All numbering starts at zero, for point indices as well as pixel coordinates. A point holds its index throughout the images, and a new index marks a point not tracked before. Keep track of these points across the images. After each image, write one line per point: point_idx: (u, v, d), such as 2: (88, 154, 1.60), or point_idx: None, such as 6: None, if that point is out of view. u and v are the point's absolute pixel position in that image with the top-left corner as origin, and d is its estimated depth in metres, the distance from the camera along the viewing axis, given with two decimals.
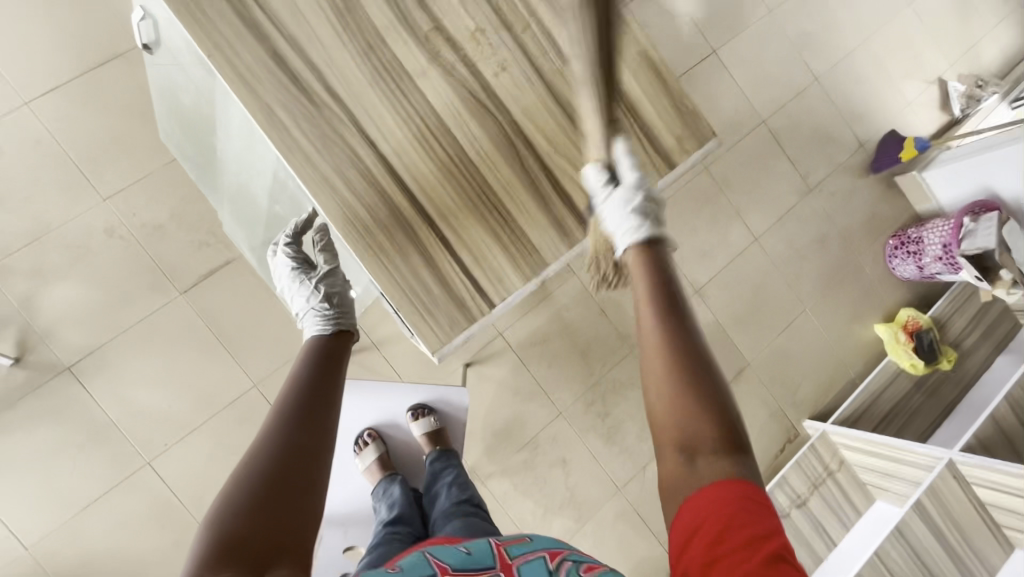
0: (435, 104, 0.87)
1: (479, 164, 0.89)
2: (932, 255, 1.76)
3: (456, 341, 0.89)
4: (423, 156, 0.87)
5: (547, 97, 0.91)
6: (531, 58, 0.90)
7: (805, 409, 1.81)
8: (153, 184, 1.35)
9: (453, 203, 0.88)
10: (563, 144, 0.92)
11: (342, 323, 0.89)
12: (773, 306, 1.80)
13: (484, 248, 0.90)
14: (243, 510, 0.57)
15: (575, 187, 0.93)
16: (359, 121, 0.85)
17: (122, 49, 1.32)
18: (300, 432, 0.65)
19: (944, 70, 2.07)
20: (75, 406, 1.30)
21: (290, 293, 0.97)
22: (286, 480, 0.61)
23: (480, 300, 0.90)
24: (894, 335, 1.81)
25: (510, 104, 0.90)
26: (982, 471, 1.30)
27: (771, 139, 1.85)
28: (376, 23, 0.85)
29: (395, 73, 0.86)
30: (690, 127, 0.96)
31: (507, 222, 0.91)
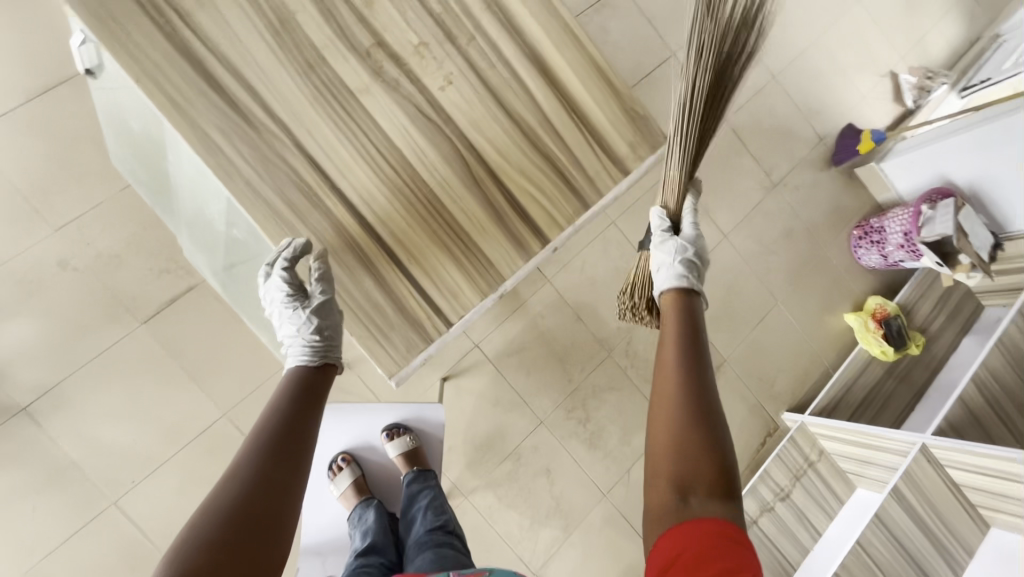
0: (381, 121, 0.86)
1: (430, 180, 0.88)
2: (894, 243, 1.81)
3: (414, 363, 0.88)
4: (371, 176, 0.86)
5: (496, 109, 0.90)
6: (478, 70, 0.89)
7: (782, 402, 1.83)
8: (106, 211, 1.30)
9: (405, 221, 0.87)
10: (513, 155, 0.91)
11: (330, 358, 0.86)
12: (745, 302, 1.83)
13: (439, 268, 0.89)
14: (209, 542, 0.58)
15: (529, 200, 0.91)
16: (303, 143, 0.83)
17: (67, 74, 1.27)
18: (274, 465, 0.67)
19: (895, 64, 2.14)
20: (33, 448, 1.24)
21: (282, 318, 0.88)
22: (256, 513, 0.62)
23: (437, 319, 0.88)
24: (864, 323, 1.85)
25: (458, 118, 0.89)
26: (954, 452, 1.33)
27: (734, 137, 1.88)
28: (319, 42, 0.83)
29: (338, 91, 0.84)
30: (642, 132, 0.96)
31: (460, 238, 0.89)
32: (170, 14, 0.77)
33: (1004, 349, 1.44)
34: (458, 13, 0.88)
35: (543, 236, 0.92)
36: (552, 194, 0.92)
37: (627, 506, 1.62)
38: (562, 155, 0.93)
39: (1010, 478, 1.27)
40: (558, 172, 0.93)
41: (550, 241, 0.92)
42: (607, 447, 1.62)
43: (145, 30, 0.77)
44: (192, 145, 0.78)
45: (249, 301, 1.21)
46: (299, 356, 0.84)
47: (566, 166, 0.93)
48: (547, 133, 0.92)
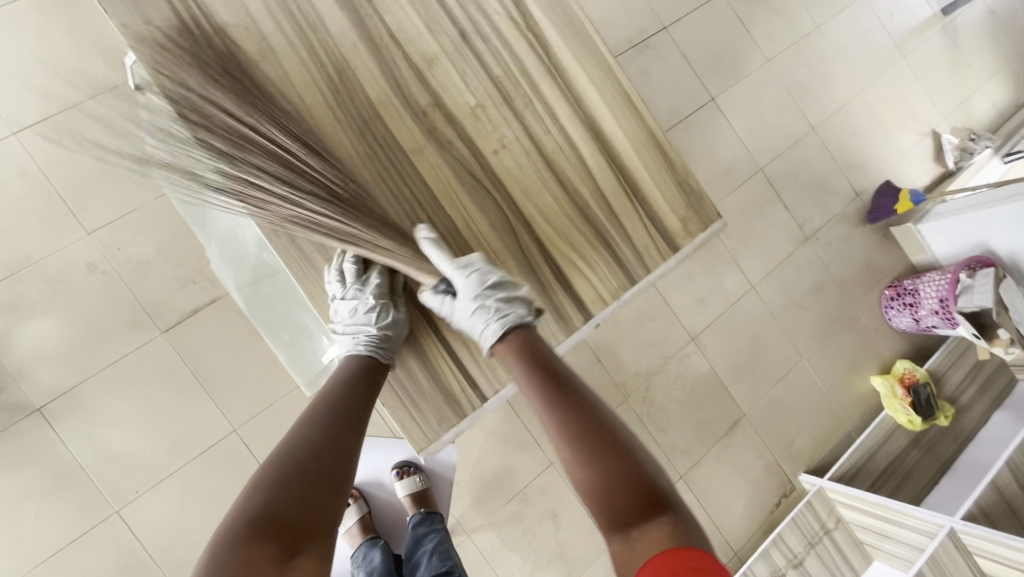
0: (432, 183, 0.79)
1: (473, 245, 0.80)
2: (928, 307, 1.76)
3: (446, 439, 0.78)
4: (415, 235, 0.79)
5: (550, 177, 0.82)
6: (534, 134, 0.82)
7: (801, 463, 1.77)
8: (141, 217, 1.32)
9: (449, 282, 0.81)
10: (563, 227, 0.82)
11: (384, 355, 0.76)
12: (770, 356, 1.78)
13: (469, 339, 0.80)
14: (269, 501, 0.59)
15: (577, 275, 0.83)
16: (344, 191, 0.74)
17: (119, 83, 1.31)
18: (331, 435, 0.67)
19: (938, 123, 2.11)
20: (42, 451, 1.23)
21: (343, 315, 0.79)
22: (311, 475, 0.62)
23: (472, 394, 0.79)
24: (891, 389, 1.79)
25: (510, 183, 0.81)
26: (984, 542, 1.26)
27: (769, 188, 1.86)
28: (365, 82, 0.76)
29: (382, 139, 0.77)
30: (693, 207, 0.87)
31: None
32: (232, 63, 0.71)
33: None
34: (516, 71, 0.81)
35: (588, 312, 0.83)
36: (600, 271, 0.84)
37: None
38: (612, 229, 0.84)
39: None
40: (607, 246, 0.84)
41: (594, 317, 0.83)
42: None
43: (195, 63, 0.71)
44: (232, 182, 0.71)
45: (272, 318, 1.17)
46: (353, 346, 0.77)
47: (614, 239, 0.84)
48: (598, 203, 0.84)
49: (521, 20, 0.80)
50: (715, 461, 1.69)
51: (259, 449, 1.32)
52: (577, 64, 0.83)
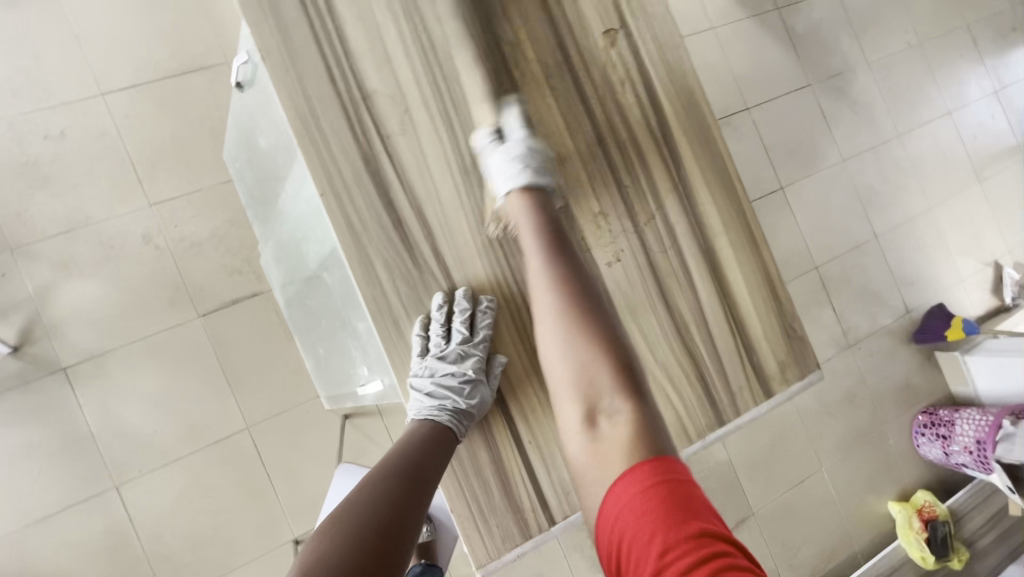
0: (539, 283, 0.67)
1: None
2: (961, 444, 1.69)
3: (506, 559, 0.62)
4: (510, 332, 0.67)
5: (657, 296, 0.69)
6: (646, 245, 0.69)
7: (800, 575, 1.70)
8: (204, 198, 1.32)
9: (537, 383, 0.66)
10: (661, 351, 0.68)
11: (459, 428, 0.64)
12: (789, 458, 1.73)
13: (557, 445, 0.65)
14: (337, 561, 0.47)
15: (666, 407, 0.67)
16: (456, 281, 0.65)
17: (214, 65, 1.33)
18: (405, 493, 0.56)
19: (1001, 255, 2.06)
20: (58, 411, 1.22)
21: (427, 366, 0.66)
22: (384, 524, 0.52)
23: (541, 516, 0.63)
24: (908, 519, 1.73)
25: (615, 294, 0.68)
26: None
27: (820, 287, 1.82)
28: (481, 128, 0.65)
29: (484, 193, 0.66)
30: (794, 356, 0.73)
31: None
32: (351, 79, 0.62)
33: None
34: (635, 167, 0.70)
35: None
36: (696, 409, 0.68)
37: None
38: (711, 367, 0.69)
39: None
40: (705, 387, 0.69)
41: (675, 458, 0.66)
42: None
43: (321, 88, 0.61)
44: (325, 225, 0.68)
45: (309, 333, 1.21)
46: (430, 410, 0.66)
47: (711, 380, 0.69)
48: (701, 337, 0.70)
49: (658, 134, 0.71)
50: None
51: (267, 451, 1.30)
52: (700, 178, 0.72)
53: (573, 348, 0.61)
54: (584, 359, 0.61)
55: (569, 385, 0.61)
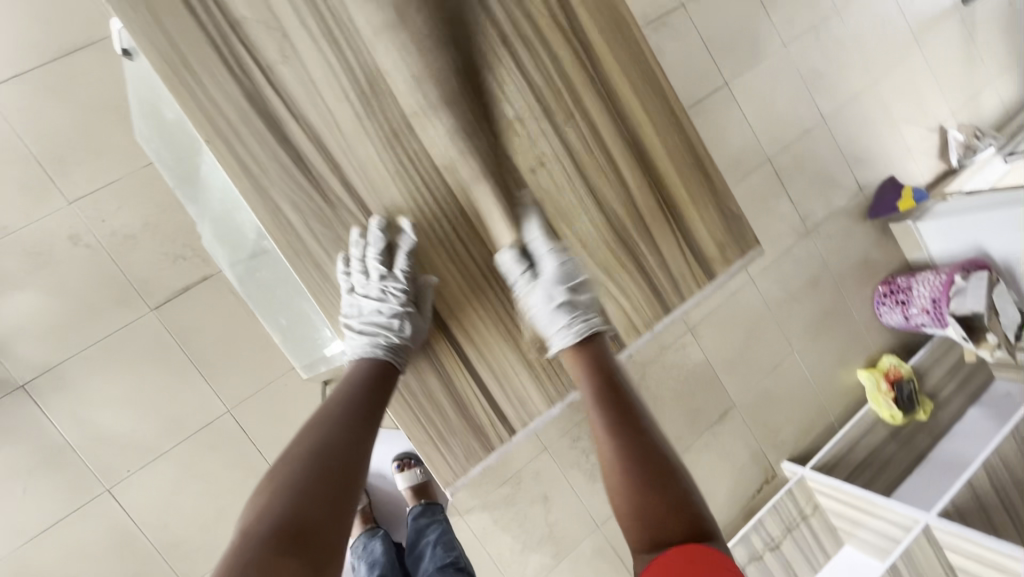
0: (465, 207, 0.66)
1: (500, 268, 0.68)
2: (918, 306, 1.78)
3: (471, 475, 0.69)
4: (444, 262, 0.67)
5: (586, 198, 0.69)
6: (572, 150, 0.68)
7: (784, 452, 1.83)
8: (127, 187, 1.24)
9: (480, 306, 0.69)
10: (597, 255, 0.71)
11: (395, 360, 0.68)
12: (763, 347, 1.80)
13: (507, 360, 0.69)
14: (285, 511, 0.54)
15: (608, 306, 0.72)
16: (370, 213, 0.64)
17: (100, 39, 1.21)
18: (348, 437, 0.62)
19: (945, 118, 2.08)
20: (28, 428, 1.20)
21: (354, 303, 0.69)
22: (329, 475, 0.59)
23: (500, 428, 0.69)
24: (876, 383, 1.84)
25: (545, 208, 0.68)
26: (957, 539, 1.29)
27: (775, 178, 1.83)
28: (368, 42, 0.60)
29: (392, 117, 0.62)
30: (732, 234, 0.76)
31: (531, 333, 0.70)
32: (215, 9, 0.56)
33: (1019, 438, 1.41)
34: (547, 67, 0.66)
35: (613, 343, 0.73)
36: (636, 302, 0.73)
37: (618, 538, 1.62)
38: (650, 261, 0.72)
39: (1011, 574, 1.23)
40: (643, 281, 0.72)
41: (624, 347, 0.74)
42: None
43: (185, 29, 0.56)
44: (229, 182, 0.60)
45: (268, 306, 1.14)
46: (366, 346, 0.70)
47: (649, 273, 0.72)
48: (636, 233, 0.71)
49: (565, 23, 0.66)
50: (704, 448, 1.73)
51: (253, 430, 1.31)
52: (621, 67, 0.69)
53: (625, 462, 0.67)
54: (632, 477, 0.66)
55: (620, 483, 0.67)
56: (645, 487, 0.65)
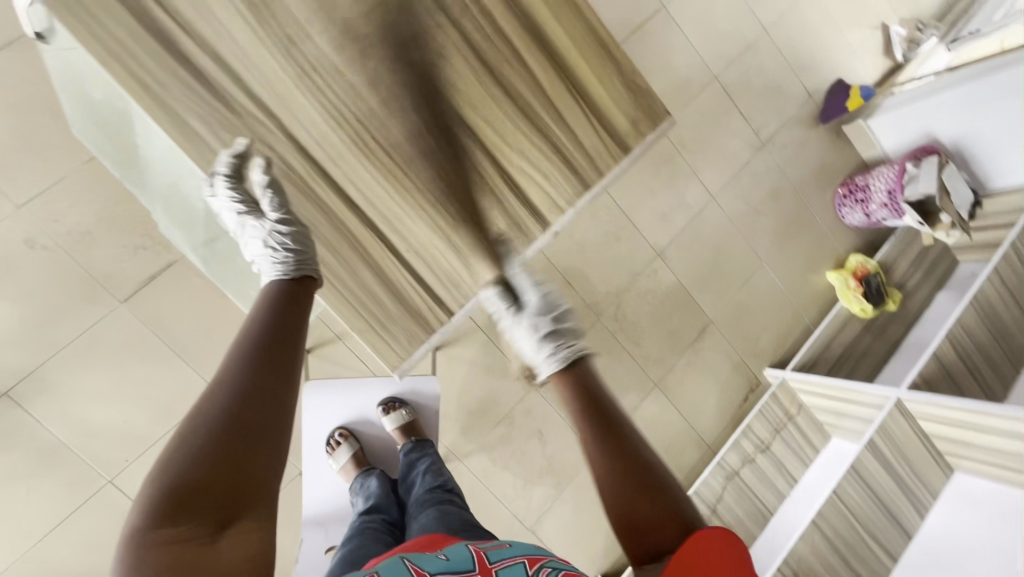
0: (389, 114, 0.85)
1: (427, 166, 0.88)
2: (878, 201, 1.84)
3: (417, 356, 0.94)
4: (379, 179, 0.87)
5: (494, 93, 0.88)
6: (473, 51, 0.87)
7: (765, 360, 1.89)
8: (73, 185, 1.23)
9: (410, 199, 0.89)
10: (509, 138, 0.90)
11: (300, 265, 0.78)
12: (732, 263, 1.85)
13: (434, 245, 0.91)
14: (196, 452, 0.54)
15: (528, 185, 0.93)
16: (301, 140, 0.83)
17: (11, 35, 1.17)
18: (264, 378, 0.61)
19: (887, 15, 2.06)
20: (20, 432, 1.22)
21: (245, 236, 0.84)
22: (246, 420, 0.58)
23: (436, 309, 0.94)
24: (844, 282, 1.88)
25: (454, 103, 0.88)
26: (926, 406, 1.36)
27: (723, 96, 1.84)
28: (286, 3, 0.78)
29: (312, 65, 0.81)
30: (639, 109, 0.95)
31: (459, 219, 0.91)
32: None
33: (978, 306, 1.48)
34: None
35: (543, 220, 0.94)
36: (551, 180, 0.93)
37: None
38: (562, 140, 0.93)
39: (979, 429, 1.29)
40: (555, 164, 0.93)
41: (550, 224, 0.95)
42: None
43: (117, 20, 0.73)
44: (174, 139, 0.78)
45: (234, 279, 1.20)
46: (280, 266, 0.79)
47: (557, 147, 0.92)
48: (543, 118, 0.91)
49: None
50: (686, 366, 1.79)
51: None
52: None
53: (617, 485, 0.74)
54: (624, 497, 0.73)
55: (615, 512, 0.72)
56: (632, 497, 0.72)
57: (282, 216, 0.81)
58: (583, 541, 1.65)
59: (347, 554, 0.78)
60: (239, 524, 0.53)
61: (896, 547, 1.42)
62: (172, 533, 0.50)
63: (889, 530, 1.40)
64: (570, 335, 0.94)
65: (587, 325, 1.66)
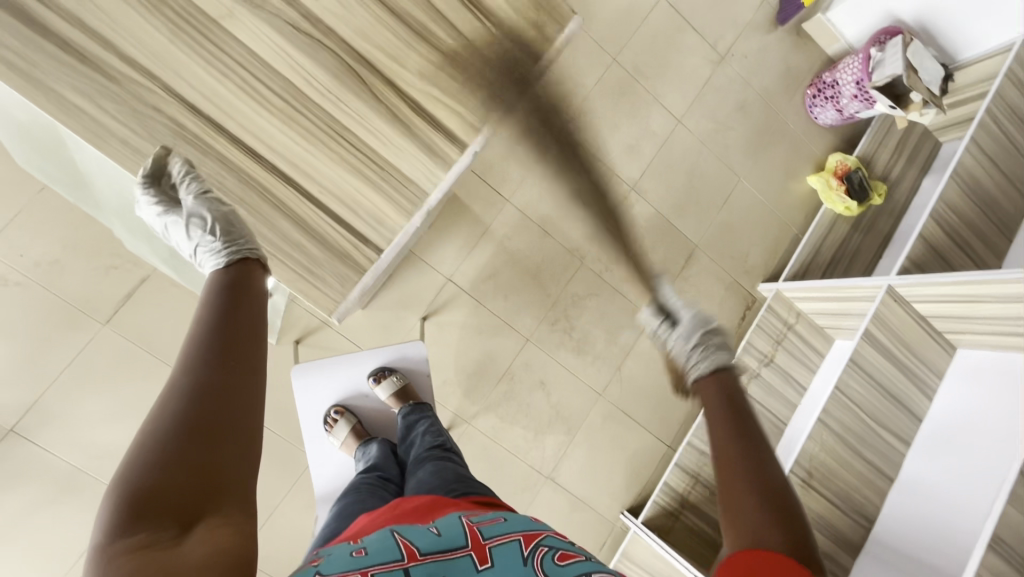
0: (278, 57, 0.94)
1: (326, 103, 0.96)
2: (847, 94, 1.78)
3: (350, 300, 1.04)
4: (298, 137, 0.96)
5: (380, 12, 0.96)
6: None
7: (757, 276, 1.88)
8: (30, 218, 1.22)
9: (325, 140, 0.97)
10: (407, 61, 0.98)
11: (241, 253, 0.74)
12: (709, 184, 1.82)
13: (349, 187, 0.99)
14: (149, 461, 0.47)
15: (439, 109, 1.01)
16: (183, 92, 0.90)
17: None
18: (222, 376, 0.54)
19: None
20: (33, 465, 1.25)
21: (171, 236, 0.83)
22: (209, 421, 0.50)
23: (364, 249, 1.02)
24: (826, 182, 1.84)
25: (343, 31, 0.95)
26: (918, 287, 1.34)
27: (673, 14, 1.77)
28: None
29: (200, 22, 0.90)
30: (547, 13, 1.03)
31: (372, 159, 0.99)
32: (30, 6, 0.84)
33: (959, 181, 1.44)
34: None
35: (460, 142, 1.02)
36: (460, 99, 1.01)
37: (623, 401, 1.70)
38: (468, 56, 1.01)
39: (976, 301, 1.27)
40: (460, 74, 1.01)
41: (467, 145, 1.02)
42: (595, 350, 1.67)
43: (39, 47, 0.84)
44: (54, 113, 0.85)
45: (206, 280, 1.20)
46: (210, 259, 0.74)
47: (472, 65, 1.01)
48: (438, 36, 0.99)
49: None
50: (679, 295, 1.78)
51: None
52: None
53: (746, 498, 0.62)
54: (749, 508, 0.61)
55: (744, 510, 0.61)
56: (758, 513, 0.60)
57: (199, 198, 0.82)
58: (604, 480, 1.68)
59: (337, 517, 0.81)
60: (205, 521, 0.46)
61: (906, 432, 1.43)
62: (137, 540, 0.43)
63: (895, 416, 1.41)
64: (723, 345, 0.85)
65: (572, 271, 1.64)
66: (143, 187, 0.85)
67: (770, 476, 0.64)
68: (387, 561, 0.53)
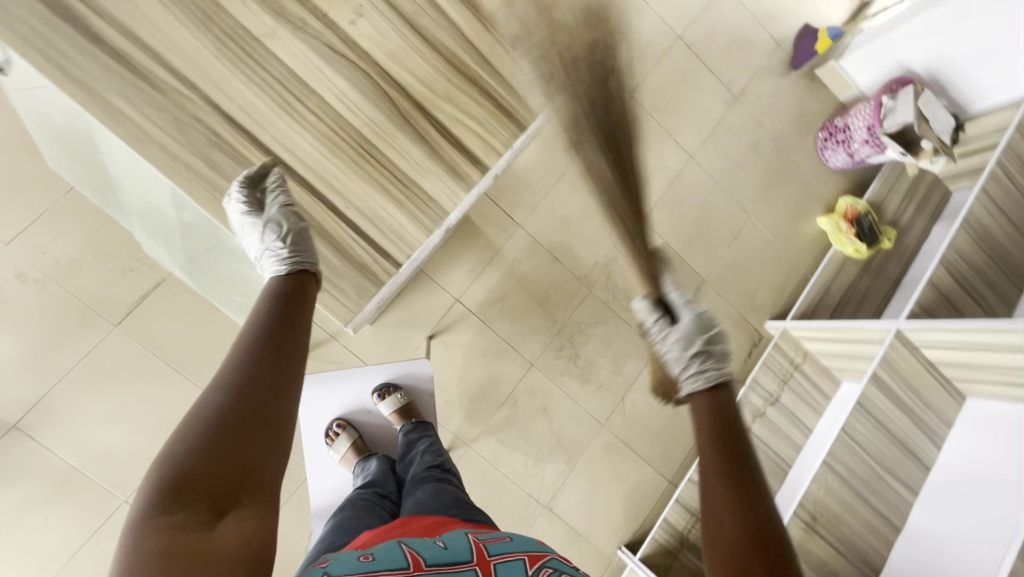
0: (315, 76, 0.97)
1: (355, 121, 0.99)
2: (859, 139, 1.80)
3: (367, 309, 1.07)
4: (328, 153, 0.99)
5: (412, 36, 1.00)
6: None
7: (765, 313, 1.88)
8: (55, 217, 1.25)
9: (353, 159, 1.00)
10: (437, 85, 1.02)
11: (305, 266, 0.80)
12: (720, 219, 1.84)
13: (374, 204, 1.02)
14: (190, 447, 0.51)
15: (463, 132, 1.04)
16: (221, 104, 0.94)
17: None
18: (265, 378, 0.58)
19: None
20: (31, 462, 1.24)
21: (244, 238, 0.90)
22: (248, 417, 0.54)
23: (384, 262, 1.04)
24: (836, 225, 1.85)
25: (378, 54, 0.99)
26: (928, 332, 1.32)
27: (690, 53, 1.82)
28: None
29: (244, 39, 0.94)
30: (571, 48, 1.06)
31: (396, 177, 1.02)
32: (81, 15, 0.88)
33: (970, 229, 1.45)
34: None
35: (481, 165, 1.05)
36: (484, 123, 1.04)
37: (626, 433, 1.68)
38: (493, 84, 1.04)
39: (986, 349, 1.26)
40: (486, 100, 1.04)
41: (488, 167, 1.06)
42: (599, 379, 1.66)
43: (87, 54, 0.88)
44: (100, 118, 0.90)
45: (220, 286, 1.22)
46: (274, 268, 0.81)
47: (496, 94, 1.04)
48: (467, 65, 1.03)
49: None
50: None
51: None
52: None
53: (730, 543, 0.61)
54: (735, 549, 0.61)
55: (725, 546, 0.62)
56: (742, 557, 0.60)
57: (282, 211, 0.89)
58: (602, 512, 1.65)
59: (334, 531, 0.80)
60: (235, 510, 0.50)
61: (915, 480, 1.40)
62: (174, 519, 0.48)
63: (902, 462, 1.38)
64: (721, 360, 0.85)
65: (579, 299, 1.65)
66: (238, 185, 0.91)
67: (761, 517, 0.63)
68: (394, 568, 0.52)
